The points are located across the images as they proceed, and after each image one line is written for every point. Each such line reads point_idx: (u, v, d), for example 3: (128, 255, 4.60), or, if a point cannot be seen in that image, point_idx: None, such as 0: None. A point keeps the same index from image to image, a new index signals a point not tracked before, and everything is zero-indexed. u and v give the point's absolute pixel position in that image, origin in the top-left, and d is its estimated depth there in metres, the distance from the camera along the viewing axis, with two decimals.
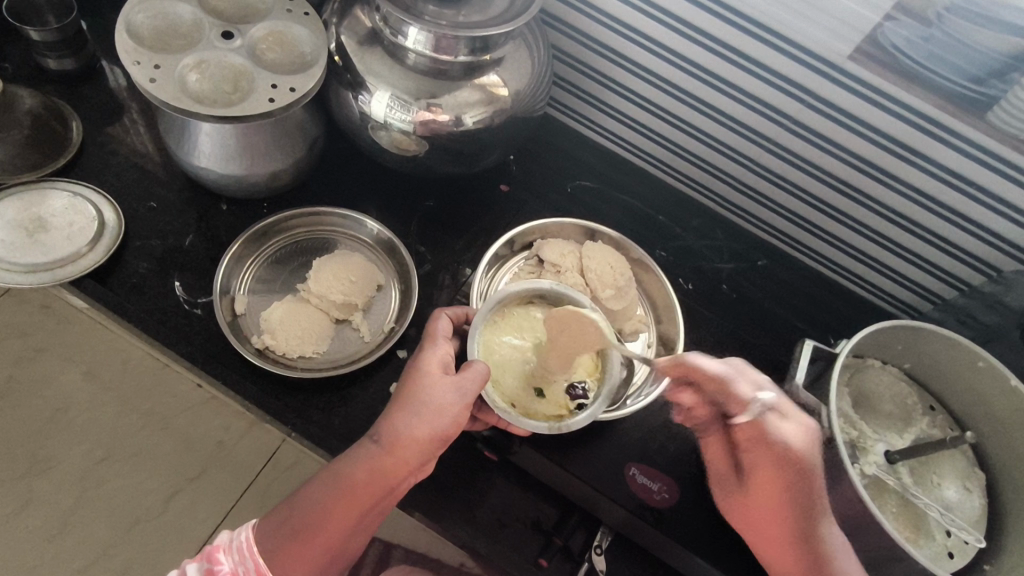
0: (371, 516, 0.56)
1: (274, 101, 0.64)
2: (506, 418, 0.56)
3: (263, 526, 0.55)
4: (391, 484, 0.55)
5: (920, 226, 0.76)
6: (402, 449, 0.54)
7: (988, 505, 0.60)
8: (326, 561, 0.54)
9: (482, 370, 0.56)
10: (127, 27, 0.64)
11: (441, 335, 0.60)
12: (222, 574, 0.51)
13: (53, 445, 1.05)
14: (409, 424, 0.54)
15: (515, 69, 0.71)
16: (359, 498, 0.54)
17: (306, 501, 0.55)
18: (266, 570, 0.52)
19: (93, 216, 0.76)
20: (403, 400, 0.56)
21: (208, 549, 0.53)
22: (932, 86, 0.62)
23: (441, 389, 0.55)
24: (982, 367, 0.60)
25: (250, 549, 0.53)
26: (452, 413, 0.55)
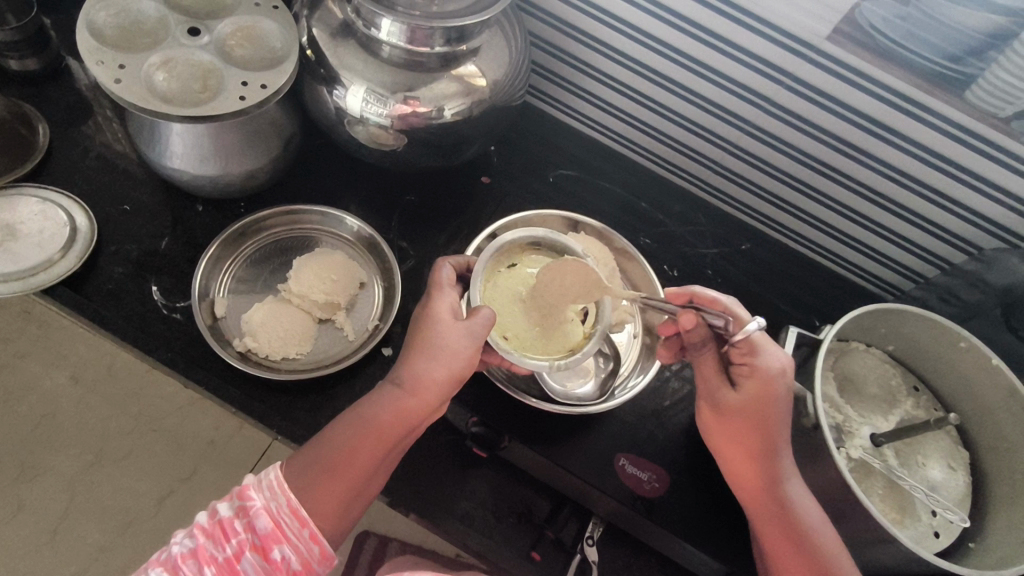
0: (393, 457, 0.57)
1: (245, 99, 0.62)
2: (509, 359, 0.58)
3: (291, 465, 0.54)
4: (413, 426, 0.55)
5: (901, 206, 0.76)
6: (424, 391, 0.54)
7: (972, 483, 0.61)
8: (353, 496, 0.54)
9: (488, 314, 0.55)
10: (89, 26, 0.62)
11: (446, 283, 0.59)
12: (255, 510, 0.50)
13: (38, 451, 1.03)
14: (429, 366, 0.54)
15: (492, 58, 0.69)
16: (385, 439, 0.54)
17: (330, 440, 0.55)
18: (298, 505, 0.51)
19: (64, 222, 0.75)
20: (420, 342, 0.55)
21: (238, 488, 0.51)
22: (911, 66, 0.62)
23: (456, 333, 0.54)
24: (965, 348, 0.60)
25: (281, 485, 0.51)
26: (468, 354, 0.54)
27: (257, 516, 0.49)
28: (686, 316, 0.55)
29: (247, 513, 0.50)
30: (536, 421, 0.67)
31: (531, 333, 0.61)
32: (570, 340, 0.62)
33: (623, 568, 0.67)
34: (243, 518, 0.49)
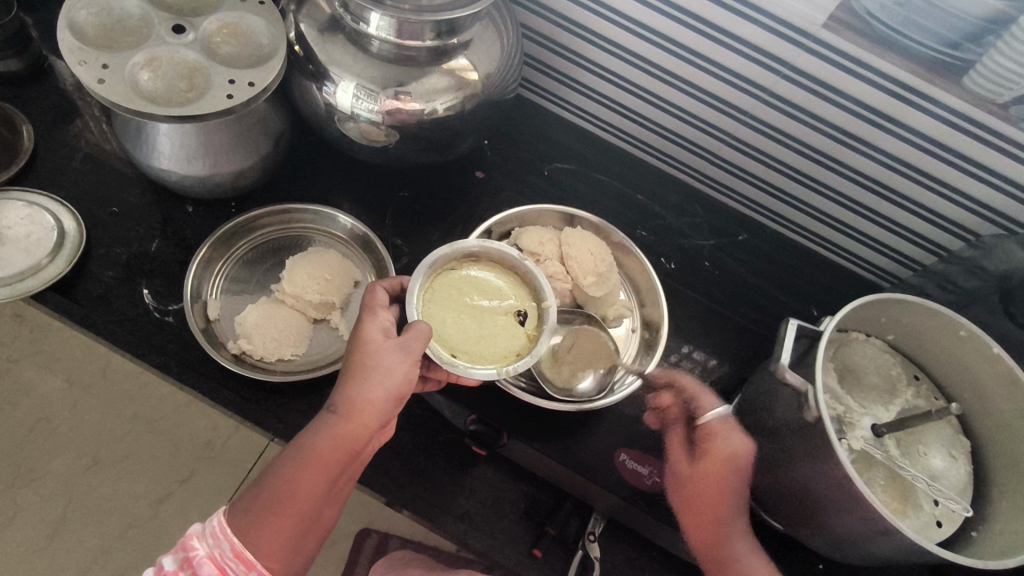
0: (340, 486, 0.55)
1: (232, 97, 0.61)
2: (454, 372, 0.56)
3: (234, 508, 0.52)
4: (356, 450, 0.54)
5: (898, 193, 0.76)
6: (361, 413, 0.53)
7: (972, 471, 0.61)
8: (301, 532, 0.52)
9: (423, 328, 0.55)
10: (71, 26, 0.61)
11: (379, 305, 0.59)
12: (198, 559, 0.49)
13: (32, 457, 1.02)
14: (364, 388, 0.53)
15: (484, 51, 0.68)
16: (326, 468, 0.53)
17: (272, 478, 0.53)
18: (243, 549, 0.49)
19: (51, 225, 0.73)
20: (355, 366, 0.55)
21: (181, 539, 0.50)
22: (908, 52, 0.61)
23: (387, 351, 0.54)
24: (965, 337, 0.60)
25: (224, 530, 0.50)
26: (403, 371, 0.54)
27: (201, 565, 0.49)
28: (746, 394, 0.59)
29: (191, 563, 0.49)
30: (535, 418, 0.67)
31: (477, 343, 0.59)
32: (516, 344, 0.60)
33: (625, 562, 0.66)
34: (187, 569, 0.49)
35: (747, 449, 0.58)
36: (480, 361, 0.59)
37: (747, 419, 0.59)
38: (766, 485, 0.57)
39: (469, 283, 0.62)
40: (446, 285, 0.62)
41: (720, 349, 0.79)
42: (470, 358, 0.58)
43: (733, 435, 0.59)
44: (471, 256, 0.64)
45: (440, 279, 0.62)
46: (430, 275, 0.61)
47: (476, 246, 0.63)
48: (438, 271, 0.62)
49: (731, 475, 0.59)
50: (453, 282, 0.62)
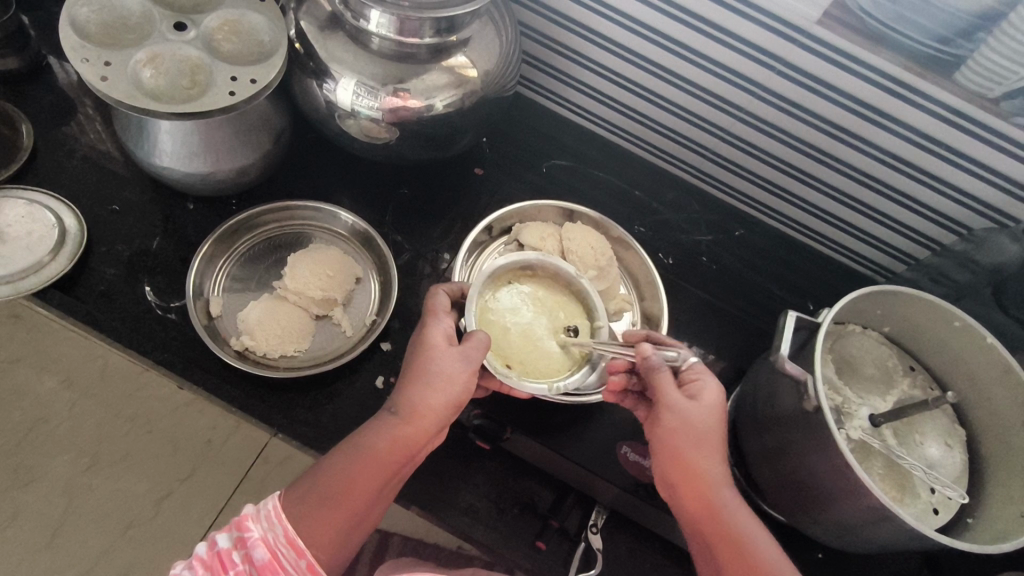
0: (391, 487, 0.56)
1: (235, 94, 0.61)
2: (507, 383, 0.56)
3: (288, 496, 0.53)
4: (411, 453, 0.55)
5: (892, 188, 0.77)
6: (420, 417, 0.54)
7: (967, 459, 0.62)
8: (351, 528, 0.53)
9: (484, 338, 0.55)
10: (72, 23, 0.61)
11: (441, 309, 0.59)
12: (252, 541, 0.49)
13: (32, 457, 1.02)
14: (425, 392, 0.54)
15: (483, 48, 0.69)
16: (383, 467, 0.53)
17: (327, 471, 0.54)
18: (296, 536, 0.50)
19: (52, 224, 0.73)
20: (416, 369, 0.55)
21: (237, 518, 0.51)
22: (901, 48, 0.62)
23: (449, 358, 0.55)
24: (960, 328, 0.61)
25: (279, 515, 0.51)
26: (462, 379, 0.55)
27: (255, 547, 0.49)
28: (643, 348, 0.58)
29: (245, 544, 0.49)
30: (538, 411, 0.68)
31: (532, 357, 0.60)
32: (569, 361, 0.61)
33: (628, 553, 0.67)
34: (241, 549, 0.49)
35: (669, 405, 0.55)
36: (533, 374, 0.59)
37: (661, 374, 0.56)
38: (704, 440, 0.55)
39: (527, 294, 0.63)
40: (504, 295, 0.63)
41: (718, 343, 0.80)
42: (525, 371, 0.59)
43: (659, 398, 0.56)
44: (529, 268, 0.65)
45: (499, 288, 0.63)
46: (489, 284, 0.62)
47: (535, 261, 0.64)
48: (495, 280, 0.63)
49: (682, 444, 0.55)
50: (512, 293, 0.63)
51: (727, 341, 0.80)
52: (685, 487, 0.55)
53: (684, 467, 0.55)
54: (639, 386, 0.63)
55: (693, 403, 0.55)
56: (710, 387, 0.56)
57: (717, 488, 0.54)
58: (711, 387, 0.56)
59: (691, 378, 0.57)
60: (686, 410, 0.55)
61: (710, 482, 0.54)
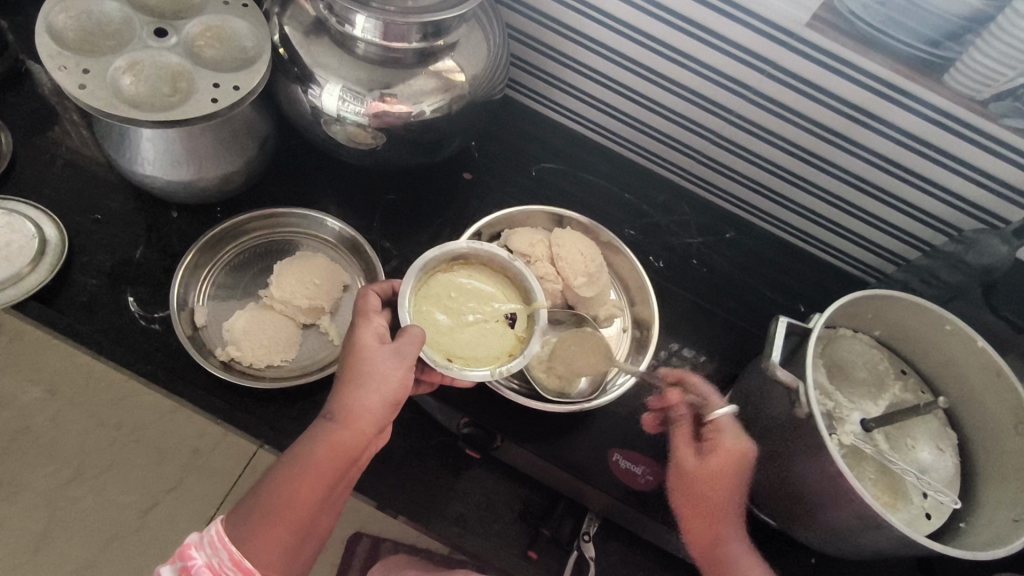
0: (338, 494, 0.55)
1: (216, 102, 0.60)
2: (449, 375, 0.55)
3: (232, 517, 0.52)
4: (353, 457, 0.53)
5: (881, 189, 0.76)
6: (358, 420, 0.53)
7: (958, 463, 0.62)
8: (300, 541, 0.52)
9: (418, 333, 0.55)
10: (49, 30, 0.60)
11: (372, 310, 0.58)
12: (197, 568, 0.49)
13: (16, 469, 1.00)
14: (360, 395, 0.53)
15: (470, 52, 0.68)
16: (325, 475, 0.52)
17: (268, 486, 0.53)
18: (241, 557, 0.49)
19: (32, 233, 0.72)
20: (350, 373, 0.54)
21: (179, 549, 0.50)
22: (889, 50, 0.61)
23: (382, 357, 0.54)
24: (950, 331, 0.61)
25: (222, 538, 0.50)
26: (397, 376, 0.54)
27: (199, 574, 0.48)
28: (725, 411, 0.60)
29: (189, 572, 0.49)
30: (528, 418, 0.67)
31: (469, 346, 0.60)
32: (506, 345, 0.61)
33: (620, 561, 0.67)
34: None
35: (706, 449, 0.60)
36: (472, 363, 0.59)
37: (756, 425, 0.56)
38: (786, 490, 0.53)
39: (460, 285, 0.63)
40: (436, 288, 0.62)
41: (710, 347, 0.79)
42: (464, 361, 0.59)
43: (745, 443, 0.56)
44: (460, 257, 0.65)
45: (431, 281, 0.63)
46: (422, 277, 0.62)
47: (466, 248, 0.63)
48: (428, 272, 0.63)
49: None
50: (444, 284, 0.63)
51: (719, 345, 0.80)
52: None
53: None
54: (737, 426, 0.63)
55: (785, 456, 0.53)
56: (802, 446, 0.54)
57: (724, 518, 0.60)
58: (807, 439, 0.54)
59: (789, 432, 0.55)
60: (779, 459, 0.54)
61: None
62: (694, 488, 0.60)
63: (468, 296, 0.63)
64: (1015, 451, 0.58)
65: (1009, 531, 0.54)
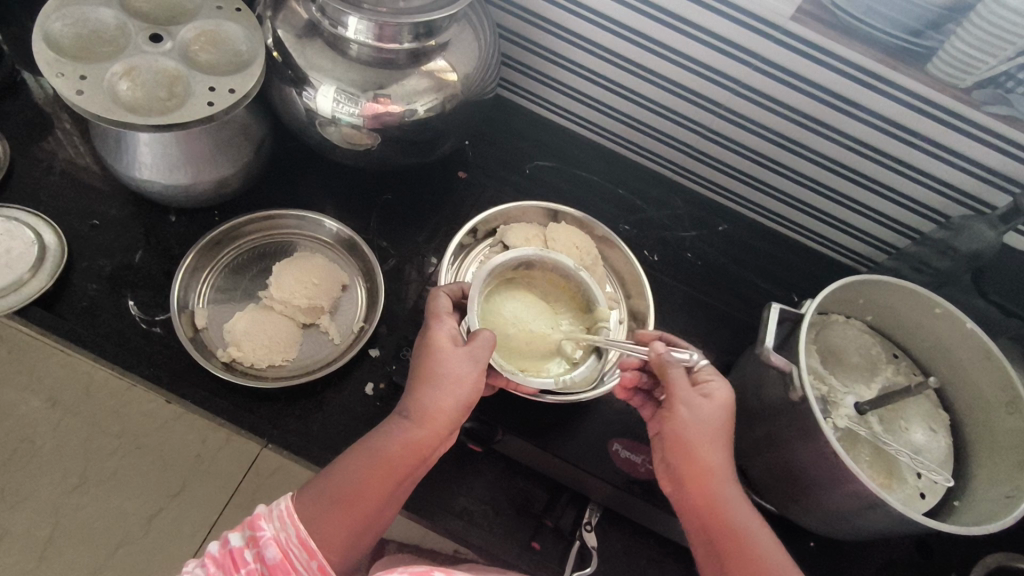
0: (404, 489, 0.55)
1: (213, 105, 0.61)
2: (514, 381, 0.56)
3: (301, 497, 0.53)
4: (423, 456, 0.54)
5: (869, 178, 0.78)
6: (432, 421, 0.54)
7: (950, 443, 0.64)
8: (364, 530, 0.53)
9: (489, 337, 0.55)
10: (44, 36, 0.60)
11: (443, 311, 0.58)
12: (265, 540, 0.49)
13: (19, 478, 1.00)
14: (435, 396, 0.54)
15: (462, 51, 0.69)
16: (396, 469, 0.53)
17: (339, 473, 0.54)
18: (308, 536, 0.50)
19: (32, 241, 0.72)
20: (425, 373, 0.55)
21: (249, 517, 0.51)
22: (871, 41, 0.63)
23: (456, 358, 0.54)
24: (940, 314, 0.62)
25: (291, 516, 0.51)
26: (471, 380, 0.54)
27: (267, 546, 0.49)
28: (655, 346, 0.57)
29: (258, 542, 0.49)
30: (529, 413, 0.68)
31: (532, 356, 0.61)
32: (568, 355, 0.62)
33: (623, 550, 0.67)
34: (253, 547, 0.49)
35: (683, 401, 0.55)
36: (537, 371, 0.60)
37: (673, 371, 0.56)
38: (711, 436, 0.54)
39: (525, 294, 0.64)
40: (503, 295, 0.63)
41: (705, 338, 0.80)
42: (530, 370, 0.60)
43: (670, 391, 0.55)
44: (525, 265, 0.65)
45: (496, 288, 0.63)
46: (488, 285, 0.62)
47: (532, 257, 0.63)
48: (495, 279, 0.63)
49: (691, 439, 0.54)
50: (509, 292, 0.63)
51: (712, 335, 0.81)
52: (691, 481, 0.54)
53: (689, 461, 0.54)
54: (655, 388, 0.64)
55: (693, 408, 0.54)
56: (719, 389, 0.55)
57: (726, 484, 0.54)
58: (722, 383, 0.55)
59: (703, 378, 0.57)
60: (698, 404, 0.55)
61: (719, 478, 0.54)
62: (684, 444, 0.55)
63: (526, 303, 0.63)
64: (1007, 429, 0.59)
65: (1002, 508, 0.55)
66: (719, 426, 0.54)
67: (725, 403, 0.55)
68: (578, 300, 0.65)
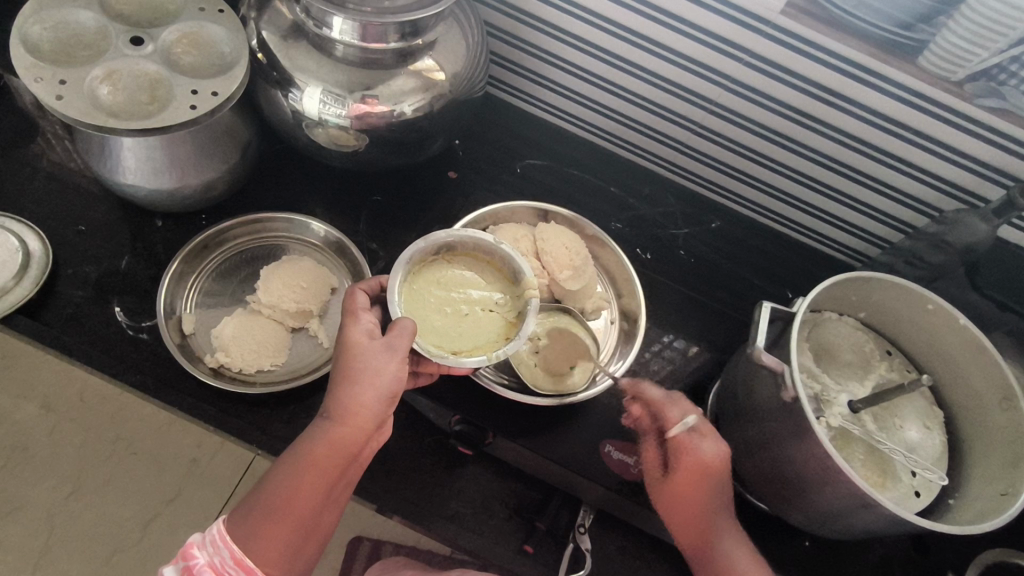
0: (340, 490, 0.55)
1: (195, 108, 0.60)
2: (445, 364, 0.55)
3: (234, 516, 0.52)
4: (351, 455, 0.53)
5: (861, 173, 0.77)
6: (353, 417, 0.53)
7: (944, 440, 0.63)
8: (302, 537, 0.52)
9: (406, 326, 0.54)
10: (24, 41, 0.60)
11: (360, 307, 0.57)
12: (199, 568, 0.50)
13: (11, 485, 1.00)
14: (354, 393, 0.53)
15: (449, 50, 0.68)
16: (324, 471, 0.52)
17: (270, 484, 0.53)
18: (242, 555, 0.50)
19: (16, 247, 0.72)
20: (343, 371, 0.54)
21: (181, 548, 0.51)
22: (863, 34, 0.62)
23: (372, 352, 0.53)
24: (933, 310, 0.61)
25: (223, 538, 0.51)
26: (390, 371, 0.53)
27: (200, 573, 0.49)
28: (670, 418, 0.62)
29: (190, 571, 0.50)
30: (520, 415, 0.68)
31: (462, 336, 0.60)
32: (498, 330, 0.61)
33: (617, 552, 0.67)
34: None
35: (673, 458, 0.60)
36: (469, 351, 0.59)
37: (773, 398, 0.54)
38: (691, 487, 0.59)
39: (450, 277, 0.63)
40: (426, 281, 0.62)
41: (698, 336, 0.80)
42: (460, 349, 0.59)
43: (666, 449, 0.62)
44: (448, 248, 0.64)
45: (420, 276, 0.62)
46: (410, 272, 0.61)
47: (448, 238, 0.61)
48: (417, 266, 0.62)
49: (677, 488, 0.60)
50: (432, 278, 0.63)
51: (706, 333, 0.80)
52: (678, 514, 0.60)
53: (679, 500, 0.60)
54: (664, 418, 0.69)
55: (692, 459, 0.59)
56: (713, 445, 0.59)
57: (716, 518, 0.59)
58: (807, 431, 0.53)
59: (697, 435, 0.61)
60: (685, 460, 0.60)
61: (705, 514, 0.59)
62: (675, 491, 0.60)
63: (451, 287, 0.63)
64: (1002, 425, 0.59)
65: (997, 506, 0.54)
66: (706, 478, 0.59)
67: (713, 459, 0.59)
68: (505, 275, 0.64)
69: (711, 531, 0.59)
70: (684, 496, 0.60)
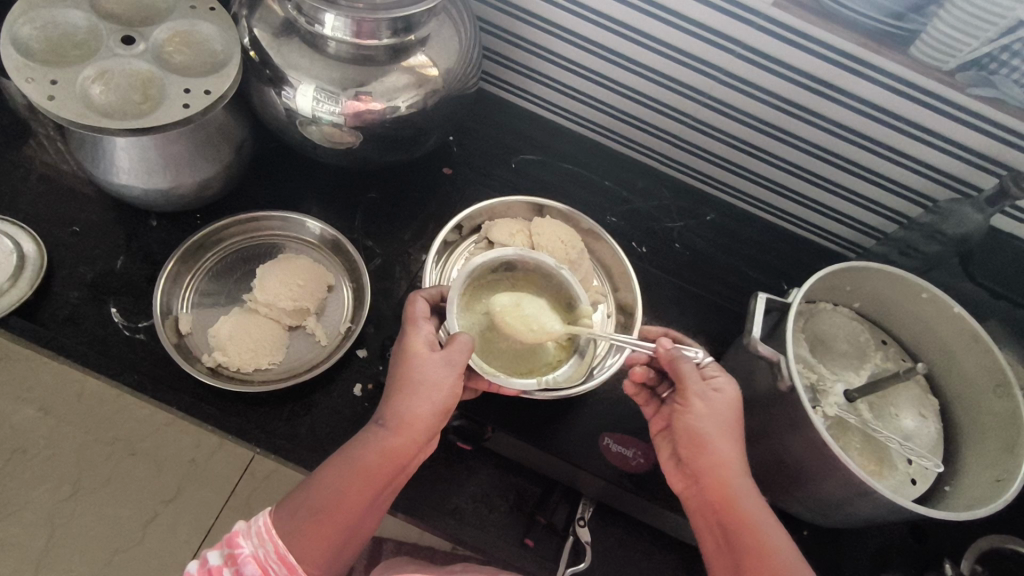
0: (383, 499, 0.55)
1: (188, 107, 0.60)
2: (495, 383, 0.56)
3: (279, 513, 0.52)
4: (401, 464, 0.54)
5: (856, 164, 0.77)
6: (408, 427, 0.54)
7: (940, 427, 0.64)
8: (343, 543, 0.52)
9: (467, 340, 0.55)
10: (13, 41, 0.59)
11: (420, 317, 0.59)
12: (244, 558, 0.48)
13: (10, 487, 0.99)
14: (411, 402, 0.54)
15: (442, 45, 0.68)
16: (374, 478, 0.52)
17: (318, 485, 0.53)
18: (286, 552, 0.49)
19: (10, 249, 0.71)
20: (402, 379, 0.55)
21: (226, 536, 0.50)
22: (855, 25, 0.62)
23: (433, 363, 0.54)
24: (928, 299, 0.62)
25: (270, 531, 0.50)
26: (449, 384, 0.55)
27: (245, 564, 0.48)
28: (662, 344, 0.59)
29: (236, 561, 0.48)
30: (518, 410, 0.68)
31: (516, 358, 0.61)
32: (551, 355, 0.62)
33: (616, 544, 0.67)
34: (232, 565, 0.48)
35: (695, 395, 0.56)
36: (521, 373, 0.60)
37: (684, 366, 0.57)
38: (723, 428, 0.55)
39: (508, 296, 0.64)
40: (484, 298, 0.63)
41: (695, 329, 0.80)
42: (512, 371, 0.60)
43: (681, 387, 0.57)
44: (508, 265, 0.64)
45: (477, 292, 0.63)
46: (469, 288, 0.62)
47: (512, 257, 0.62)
48: (476, 281, 0.63)
49: (709, 432, 0.55)
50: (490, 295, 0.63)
51: (702, 326, 0.80)
52: (704, 476, 0.54)
53: (702, 453, 0.55)
54: (660, 384, 0.64)
55: (712, 396, 0.56)
56: (730, 384, 0.57)
57: (739, 479, 0.54)
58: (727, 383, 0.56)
59: (710, 373, 0.57)
60: (709, 397, 0.56)
61: (732, 473, 0.53)
62: (697, 441, 0.55)
63: None
64: (997, 412, 0.59)
65: (992, 491, 0.55)
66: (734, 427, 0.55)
67: (735, 396, 0.56)
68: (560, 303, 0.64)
69: (737, 493, 0.53)
70: (709, 440, 0.55)
